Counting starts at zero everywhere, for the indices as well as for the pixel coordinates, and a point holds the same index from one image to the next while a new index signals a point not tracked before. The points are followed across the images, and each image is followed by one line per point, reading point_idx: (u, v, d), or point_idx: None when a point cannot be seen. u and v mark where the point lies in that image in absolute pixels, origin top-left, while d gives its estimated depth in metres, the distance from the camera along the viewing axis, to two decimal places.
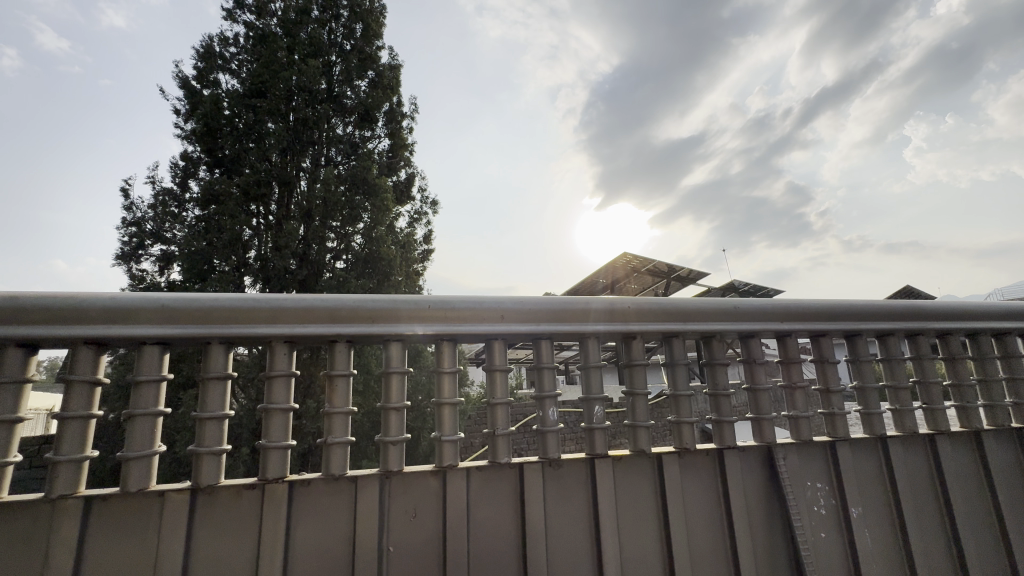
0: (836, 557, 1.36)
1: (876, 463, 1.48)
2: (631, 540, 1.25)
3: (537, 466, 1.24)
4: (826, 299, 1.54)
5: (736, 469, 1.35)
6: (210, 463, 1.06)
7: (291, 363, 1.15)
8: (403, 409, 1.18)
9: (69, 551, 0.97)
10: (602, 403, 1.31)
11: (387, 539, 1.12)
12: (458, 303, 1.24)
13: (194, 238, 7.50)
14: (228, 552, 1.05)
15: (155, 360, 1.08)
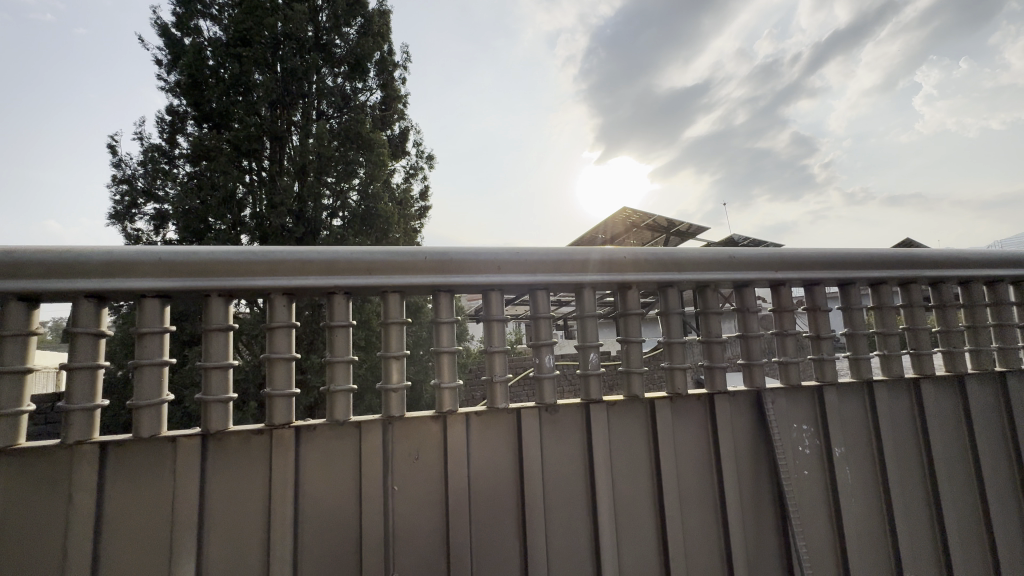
0: (817, 492, 1.43)
1: (861, 406, 1.54)
2: (623, 479, 1.32)
3: (534, 411, 1.28)
4: (822, 248, 1.55)
5: (726, 414, 1.40)
6: (218, 411, 1.09)
7: (290, 314, 1.17)
8: (403, 358, 1.20)
9: (91, 492, 1.02)
10: (597, 351, 1.34)
11: (391, 480, 1.18)
12: (454, 254, 1.24)
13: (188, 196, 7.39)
14: (241, 492, 1.10)
15: (157, 312, 1.09)
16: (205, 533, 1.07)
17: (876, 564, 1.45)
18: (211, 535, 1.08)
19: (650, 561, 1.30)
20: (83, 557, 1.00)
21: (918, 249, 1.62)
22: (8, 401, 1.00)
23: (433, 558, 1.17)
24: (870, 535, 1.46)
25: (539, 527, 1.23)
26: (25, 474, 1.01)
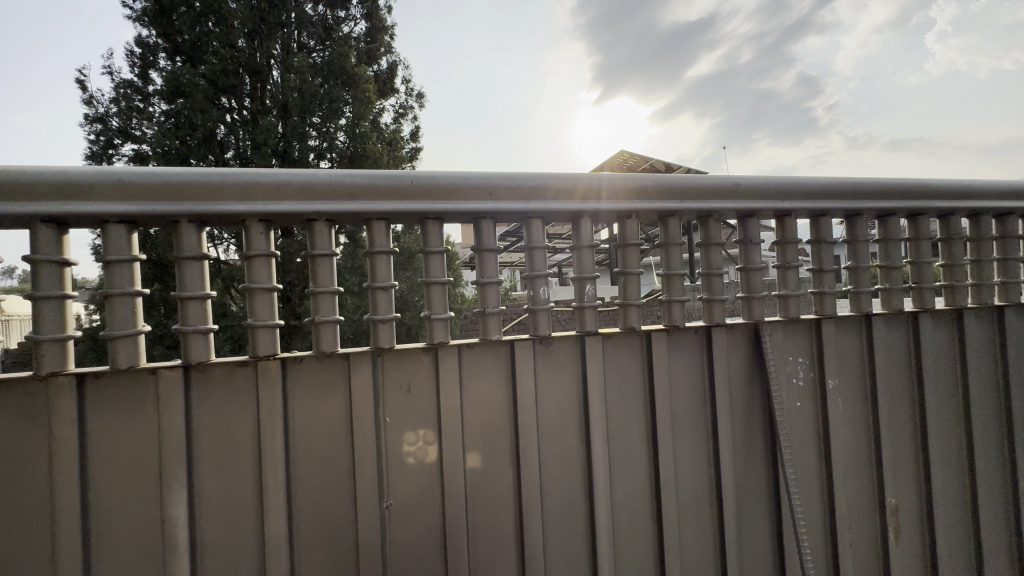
0: (808, 422, 1.45)
1: (858, 339, 1.53)
2: (617, 410, 1.31)
3: (527, 343, 1.25)
4: (831, 177, 1.47)
5: (723, 346, 1.38)
6: (198, 342, 1.05)
7: (269, 242, 1.10)
8: (392, 288, 1.16)
9: (72, 423, 0.99)
10: (594, 283, 1.29)
11: (383, 411, 1.16)
12: (443, 179, 1.16)
13: (166, 136, 7.06)
14: (229, 423, 1.08)
15: (123, 239, 1.02)
16: (195, 462, 1.06)
17: (859, 488, 1.50)
18: (202, 465, 1.07)
19: (641, 487, 1.32)
20: (72, 487, 0.99)
21: (929, 179, 1.55)
22: None
23: (428, 485, 1.18)
24: (856, 462, 1.49)
25: (533, 455, 1.24)
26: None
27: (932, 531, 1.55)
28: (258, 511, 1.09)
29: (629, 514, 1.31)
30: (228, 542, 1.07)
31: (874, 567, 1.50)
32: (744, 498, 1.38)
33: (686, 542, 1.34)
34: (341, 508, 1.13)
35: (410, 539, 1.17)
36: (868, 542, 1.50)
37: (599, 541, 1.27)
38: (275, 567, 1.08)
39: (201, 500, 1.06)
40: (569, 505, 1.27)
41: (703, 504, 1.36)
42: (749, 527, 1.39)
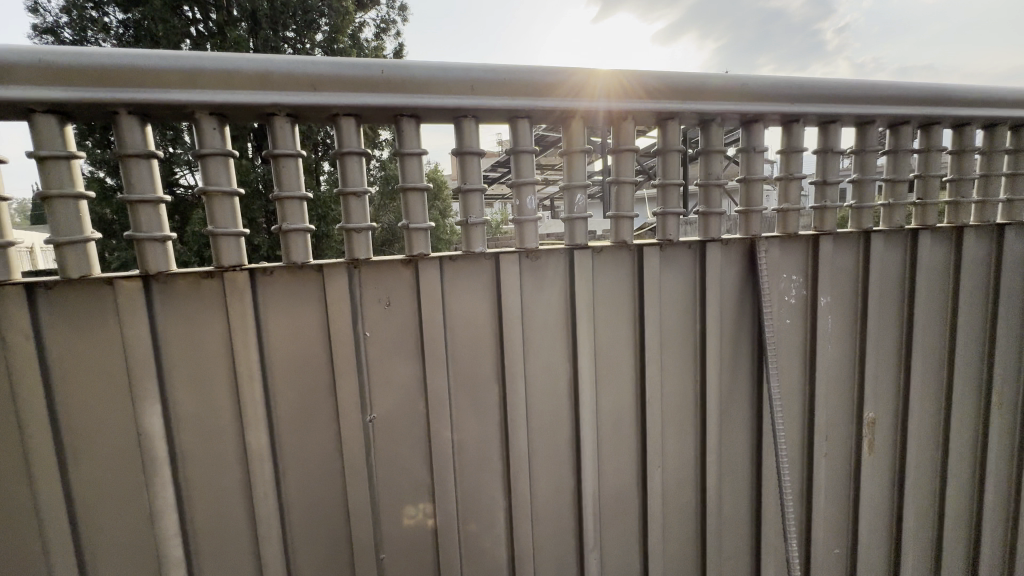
0: (796, 340, 1.44)
1: (854, 257, 1.48)
2: (605, 326, 1.28)
3: (513, 257, 1.19)
4: (846, 79, 1.35)
5: (717, 262, 1.33)
6: (155, 251, 0.97)
7: (224, 141, 0.99)
8: (365, 194, 1.07)
9: (27, 337, 0.93)
10: (585, 192, 1.21)
11: (362, 325, 1.12)
12: (417, 69, 1.03)
13: None
14: (199, 337, 1.03)
15: (56, 133, 0.90)
16: (167, 377, 1.03)
17: (839, 403, 1.52)
18: (174, 379, 1.03)
19: (627, 401, 1.33)
20: (38, 401, 0.95)
21: (950, 83, 1.43)
22: None
23: (411, 399, 1.16)
24: (839, 378, 1.51)
25: (518, 370, 1.22)
26: None
27: (905, 443, 1.60)
28: (237, 423, 1.07)
29: (613, 427, 1.32)
30: (208, 454, 1.06)
31: (846, 476, 1.56)
32: (727, 412, 1.40)
33: (668, 453, 1.38)
34: (323, 420, 1.11)
35: (395, 451, 1.17)
36: (844, 453, 1.55)
37: (583, 452, 1.29)
38: (260, 476, 1.08)
39: (177, 414, 1.04)
40: (554, 419, 1.28)
41: (686, 418, 1.38)
42: (730, 439, 1.42)
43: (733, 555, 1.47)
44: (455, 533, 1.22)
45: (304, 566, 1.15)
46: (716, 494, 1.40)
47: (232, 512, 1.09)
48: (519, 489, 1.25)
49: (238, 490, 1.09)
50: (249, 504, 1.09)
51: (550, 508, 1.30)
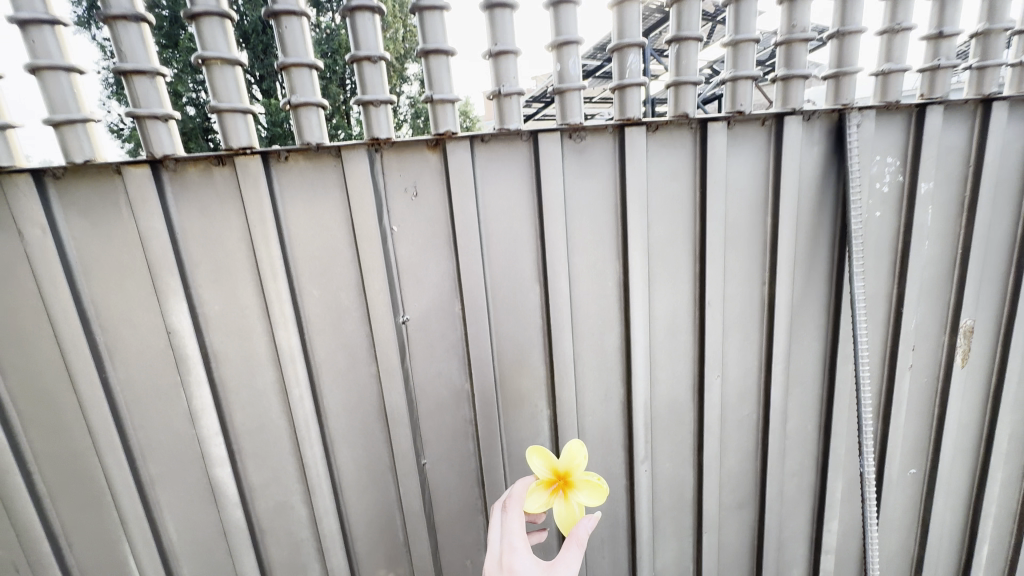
0: (885, 235, 1.24)
1: (967, 132, 1.22)
2: (659, 220, 1.13)
3: (555, 137, 1.02)
4: None
5: (796, 138, 1.11)
6: (158, 128, 0.86)
7: (231, 45, 0.86)
8: (381, 61, 0.90)
9: (46, 235, 0.89)
10: (639, 51, 0.98)
11: (389, 218, 1.01)
12: None
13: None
14: (217, 230, 0.96)
15: (52, 39, 0.81)
16: (189, 274, 0.97)
17: (931, 310, 1.34)
18: (202, 286, 0.98)
19: (682, 303, 1.19)
20: (71, 315, 0.93)
21: None
22: None
23: (445, 299, 1.08)
24: (933, 280, 1.31)
25: (561, 270, 1.09)
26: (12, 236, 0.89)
27: (1006, 355, 1.41)
28: (266, 330, 1.02)
29: (666, 334, 1.20)
30: (242, 356, 1.03)
31: (932, 389, 1.41)
32: (794, 320, 1.25)
33: (727, 363, 1.25)
34: (355, 324, 1.06)
35: (431, 355, 1.10)
36: (932, 364, 1.38)
37: (633, 362, 1.18)
38: (294, 379, 1.04)
39: (204, 314, 0.99)
40: (600, 323, 1.16)
41: (749, 323, 1.24)
42: (800, 347, 1.28)
43: (796, 470, 1.37)
44: (496, 442, 1.17)
45: (346, 472, 1.14)
46: (779, 406, 1.29)
47: (271, 414, 1.07)
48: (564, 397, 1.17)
49: (274, 392, 1.06)
50: (286, 406, 1.07)
51: (596, 418, 1.22)
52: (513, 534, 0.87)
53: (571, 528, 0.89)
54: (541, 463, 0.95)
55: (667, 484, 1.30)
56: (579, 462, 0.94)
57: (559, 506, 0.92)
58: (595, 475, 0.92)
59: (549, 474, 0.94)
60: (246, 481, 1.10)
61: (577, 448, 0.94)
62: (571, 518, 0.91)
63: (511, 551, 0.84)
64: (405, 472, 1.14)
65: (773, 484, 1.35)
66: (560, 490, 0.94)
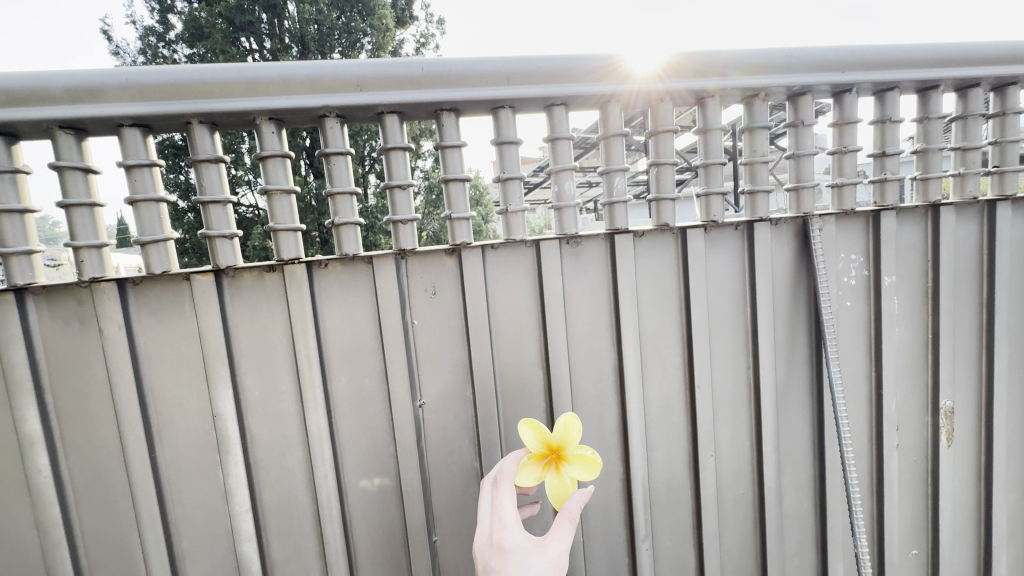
0: (857, 322, 1.37)
1: (921, 232, 1.38)
2: (648, 312, 1.27)
3: (554, 243, 1.18)
4: (906, 41, 1.23)
5: (766, 241, 1.28)
6: (224, 245, 1.05)
7: (288, 178, 1.06)
8: (409, 188, 1.10)
9: (121, 332, 1.05)
10: (624, 175, 1.17)
11: (410, 314, 1.16)
12: (455, 66, 1.05)
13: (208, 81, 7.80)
14: (263, 325, 1.11)
15: (149, 178, 1.01)
16: (236, 363, 1.11)
17: (910, 392, 1.43)
18: (247, 375, 1.12)
19: (674, 386, 1.30)
20: (132, 401, 1.07)
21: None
22: (26, 273, 1.00)
23: (458, 384, 1.20)
24: (908, 365, 1.41)
25: (562, 358, 1.22)
26: (94, 334, 1.05)
27: (991, 434, 1.48)
28: (299, 413, 1.15)
29: (661, 416, 1.30)
30: (276, 437, 1.14)
31: (923, 469, 1.46)
32: (781, 401, 1.35)
33: (720, 442, 1.34)
34: (377, 408, 1.18)
35: (444, 436, 1.21)
36: (918, 443, 1.45)
37: (630, 442, 1.27)
38: (320, 458, 1.15)
39: (246, 399, 1.13)
40: (599, 405, 1.27)
41: (738, 404, 1.34)
42: (788, 427, 1.36)
43: (797, 551, 1.40)
44: None
45: (362, 550, 1.21)
46: (773, 486, 1.35)
47: (297, 491, 1.17)
48: None
49: (301, 471, 1.16)
50: (311, 484, 1.17)
51: (598, 496, 1.29)
52: (504, 508, 0.92)
53: (563, 500, 0.98)
54: (535, 435, 1.02)
55: (670, 565, 1.34)
56: (572, 438, 1.02)
57: (551, 479, 1.00)
58: (587, 450, 1.01)
59: (543, 448, 1.02)
60: (269, 558, 1.17)
61: (570, 425, 1.02)
62: (562, 491, 1.00)
63: (503, 526, 0.90)
64: (417, 549, 1.21)
65: (775, 566, 1.37)
66: (553, 463, 1.02)
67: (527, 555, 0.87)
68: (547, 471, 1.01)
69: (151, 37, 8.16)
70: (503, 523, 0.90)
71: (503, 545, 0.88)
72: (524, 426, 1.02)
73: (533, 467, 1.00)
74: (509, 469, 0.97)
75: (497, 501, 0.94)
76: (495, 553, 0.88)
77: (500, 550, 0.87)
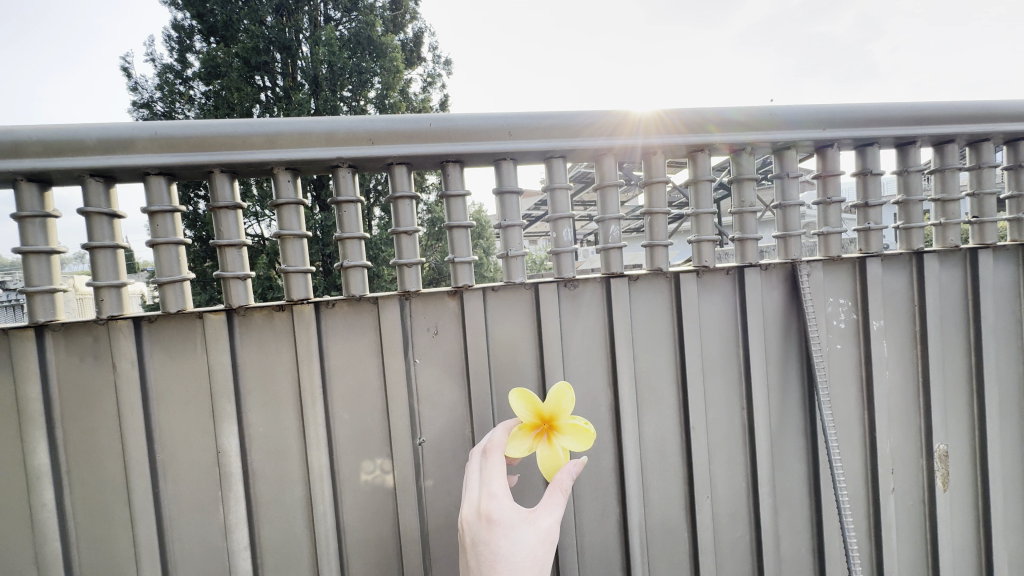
0: (848, 365, 1.40)
1: (907, 278, 1.43)
2: (644, 353, 1.30)
3: (552, 286, 1.23)
4: (884, 101, 1.32)
5: (756, 286, 1.33)
6: (238, 286, 1.10)
7: (301, 223, 1.13)
8: (415, 233, 1.16)
9: (133, 367, 1.09)
10: (619, 222, 1.23)
11: (412, 353, 1.20)
12: (461, 122, 1.13)
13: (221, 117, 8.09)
14: (270, 362, 1.15)
15: (171, 223, 1.08)
16: (243, 399, 1.15)
17: (904, 435, 1.45)
18: (252, 411, 1.15)
19: (670, 427, 1.32)
20: (140, 436, 1.10)
21: (997, 98, 1.36)
22: (48, 311, 1.05)
23: (457, 423, 1.23)
24: (900, 407, 1.44)
25: None
26: (107, 369, 1.09)
27: (987, 479, 1.48)
28: (301, 450, 1.17)
29: (656, 456, 1.32)
30: (278, 474, 1.16)
31: (920, 513, 1.46)
32: (775, 443, 1.37)
33: (716, 484, 1.35)
34: (378, 445, 1.20)
35: (442, 475, 1.23)
36: (914, 487, 1.46)
37: (627, 483, 1.28)
38: (320, 496, 1.16)
39: (250, 435, 1.15)
40: (596, 446, 1.29)
41: (733, 445, 1.36)
42: (783, 469, 1.38)
43: None
44: None
45: None
46: (770, 529, 1.35)
47: (296, 529, 1.18)
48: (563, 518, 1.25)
49: (301, 508, 1.18)
50: (310, 521, 1.18)
51: (595, 538, 1.29)
52: (494, 480, 0.93)
53: (554, 470, 0.99)
54: (528, 405, 1.03)
55: None
56: (564, 409, 1.03)
57: (542, 450, 1.02)
58: (580, 420, 1.02)
59: (535, 419, 1.03)
60: None
61: (562, 396, 1.04)
62: (553, 461, 1.01)
63: (492, 497, 0.91)
64: None
65: None
66: (544, 434, 1.03)
67: (516, 526, 0.88)
68: (541, 440, 1.04)
69: (169, 75, 8.52)
70: (493, 496, 0.91)
71: (492, 517, 0.88)
72: (517, 395, 1.03)
73: (526, 436, 1.03)
74: (499, 439, 0.99)
75: (486, 473, 0.95)
76: (483, 525, 0.88)
77: (488, 522, 0.88)
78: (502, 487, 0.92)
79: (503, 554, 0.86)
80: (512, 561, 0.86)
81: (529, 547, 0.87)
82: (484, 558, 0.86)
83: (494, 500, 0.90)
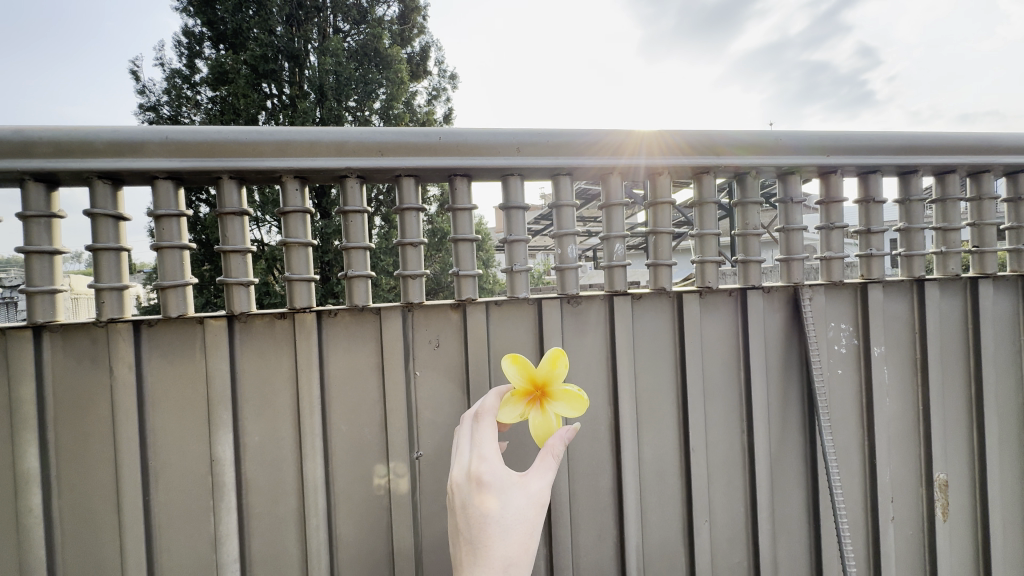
0: (848, 389, 1.40)
1: (907, 304, 1.44)
2: (645, 372, 1.30)
3: (555, 302, 1.23)
4: (887, 131, 1.34)
5: (759, 308, 1.33)
6: (240, 292, 1.10)
7: (307, 231, 1.12)
8: (420, 245, 1.16)
9: (130, 371, 1.07)
10: (624, 241, 1.23)
11: (413, 365, 1.19)
12: (470, 136, 1.14)
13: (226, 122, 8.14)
14: (269, 369, 1.14)
15: (176, 227, 1.07)
16: (239, 406, 1.13)
17: (903, 462, 1.44)
18: (248, 418, 1.14)
19: (669, 448, 1.31)
20: (133, 441, 1.08)
21: (997, 131, 1.38)
22: (47, 311, 1.04)
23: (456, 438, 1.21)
24: (900, 435, 1.43)
25: None
26: (103, 370, 1.08)
27: (986, 509, 1.47)
28: (297, 460, 1.16)
29: (655, 477, 1.30)
30: (272, 484, 1.14)
31: (919, 543, 1.45)
32: (775, 467, 1.36)
33: (714, 507, 1.33)
34: (374, 459, 1.18)
35: (438, 490, 1.21)
36: (913, 516, 1.44)
37: (625, 503, 1.27)
38: (313, 508, 1.14)
39: (246, 443, 1.14)
40: (595, 465, 1.27)
41: (732, 467, 1.35)
42: (782, 493, 1.36)
43: None
44: None
45: None
46: (768, 555, 1.33)
47: (288, 541, 1.15)
48: (560, 538, 1.23)
49: (294, 520, 1.16)
50: (302, 534, 1.16)
51: (591, 559, 1.27)
52: (485, 444, 0.90)
53: (546, 435, 0.98)
54: (521, 371, 1.02)
55: None
56: (557, 376, 1.02)
57: (536, 416, 1.01)
58: (573, 387, 1.01)
59: (528, 384, 1.02)
60: None
61: (556, 363, 1.03)
62: (546, 427, 1.00)
63: (483, 460, 0.88)
64: None
65: None
66: (537, 399, 1.02)
67: (507, 488, 0.85)
68: (533, 407, 1.02)
69: (176, 79, 8.59)
70: (483, 459, 0.88)
71: (482, 479, 0.85)
72: (510, 360, 1.02)
73: (518, 402, 1.00)
74: (492, 404, 0.96)
75: (477, 438, 0.92)
76: (473, 487, 0.85)
77: (478, 484, 0.85)
78: (492, 451, 0.89)
79: (494, 517, 0.84)
80: (503, 523, 0.84)
81: (521, 509, 0.85)
82: (473, 521, 0.83)
83: (484, 463, 0.87)
